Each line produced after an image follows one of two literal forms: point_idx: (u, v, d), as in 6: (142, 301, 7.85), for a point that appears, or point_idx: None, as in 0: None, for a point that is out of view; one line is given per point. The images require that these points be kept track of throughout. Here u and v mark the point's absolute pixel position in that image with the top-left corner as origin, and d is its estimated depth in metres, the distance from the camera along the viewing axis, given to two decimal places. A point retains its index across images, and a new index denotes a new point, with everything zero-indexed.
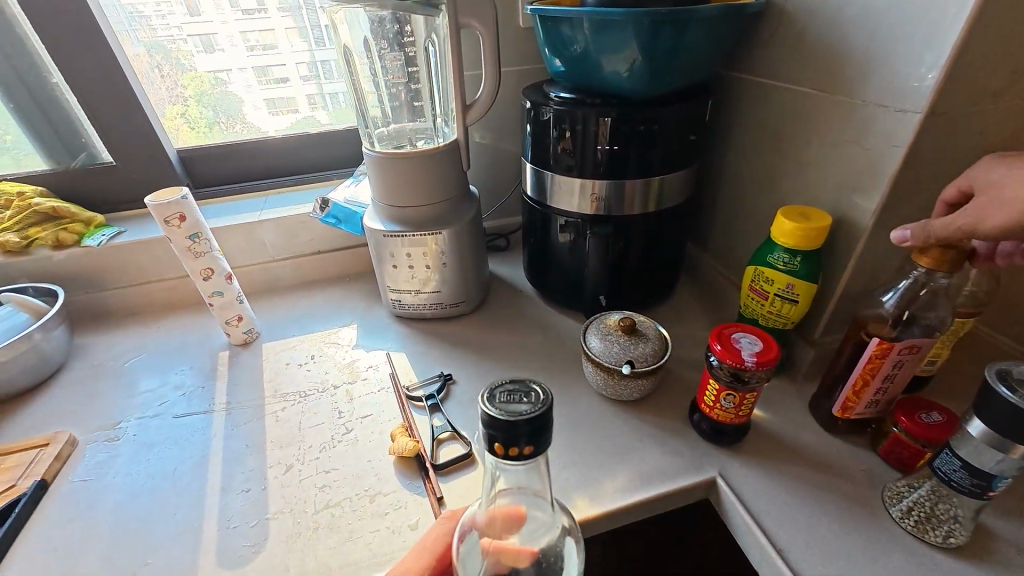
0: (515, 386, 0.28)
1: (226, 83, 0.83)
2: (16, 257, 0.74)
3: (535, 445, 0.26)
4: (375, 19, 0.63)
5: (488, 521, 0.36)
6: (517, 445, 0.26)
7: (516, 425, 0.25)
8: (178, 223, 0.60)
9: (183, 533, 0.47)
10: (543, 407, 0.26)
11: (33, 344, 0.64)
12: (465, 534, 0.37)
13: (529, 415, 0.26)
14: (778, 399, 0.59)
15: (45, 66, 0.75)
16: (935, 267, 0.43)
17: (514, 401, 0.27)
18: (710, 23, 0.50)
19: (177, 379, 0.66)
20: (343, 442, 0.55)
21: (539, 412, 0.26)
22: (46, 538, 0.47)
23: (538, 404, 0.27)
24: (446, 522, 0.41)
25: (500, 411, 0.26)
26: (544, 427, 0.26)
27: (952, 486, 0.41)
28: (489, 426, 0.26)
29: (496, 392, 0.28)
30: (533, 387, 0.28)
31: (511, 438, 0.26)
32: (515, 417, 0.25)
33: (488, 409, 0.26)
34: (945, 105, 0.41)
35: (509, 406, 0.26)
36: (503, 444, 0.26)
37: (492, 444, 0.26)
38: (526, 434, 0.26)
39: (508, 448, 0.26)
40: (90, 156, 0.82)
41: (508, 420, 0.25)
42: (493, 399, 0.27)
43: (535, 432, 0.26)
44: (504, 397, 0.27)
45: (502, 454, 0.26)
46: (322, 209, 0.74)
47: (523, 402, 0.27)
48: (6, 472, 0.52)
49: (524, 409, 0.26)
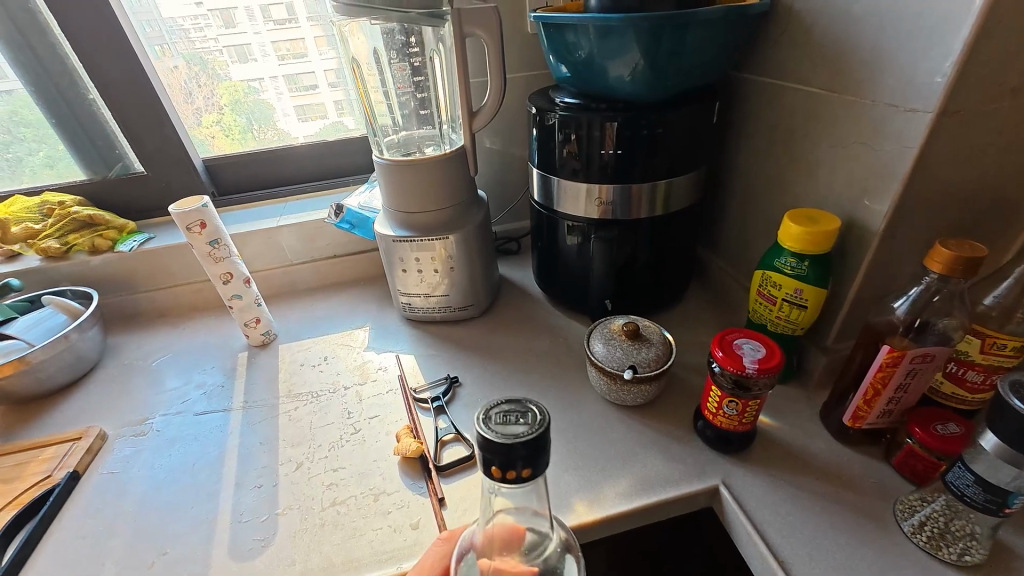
0: (512, 407, 0.28)
1: (259, 92, 0.87)
2: (56, 262, 0.79)
3: (532, 467, 0.27)
4: (385, 31, 0.65)
5: (486, 541, 0.36)
6: (514, 468, 0.26)
7: (513, 448, 0.26)
8: (200, 230, 0.63)
9: (200, 525, 0.49)
10: (540, 429, 0.27)
11: (70, 343, 0.68)
12: (463, 555, 0.37)
13: (526, 438, 0.26)
14: (787, 407, 0.57)
15: (84, 83, 0.80)
16: (948, 274, 0.41)
17: (510, 422, 0.27)
18: (713, 25, 0.50)
19: (200, 378, 0.70)
20: (351, 441, 0.57)
21: (537, 433, 0.26)
22: (75, 526, 0.50)
23: (536, 425, 0.27)
24: (445, 543, 0.41)
25: (497, 434, 0.27)
26: (541, 448, 0.27)
27: (967, 503, 0.39)
28: (487, 449, 0.27)
29: (492, 414, 0.28)
30: (530, 406, 0.29)
31: (509, 462, 0.26)
32: (512, 440, 0.26)
33: (485, 432, 0.27)
34: (957, 104, 0.40)
35: (505, 428, 0.27)
36: (500, 467, 0.27)
37: (489, 467, 0.27)
38: (523, 456, 0.26)
39: (505, 471, 0.27)
40: (124, 166, 0.87)
41: (505, 443, 0.26)
42: (489, 420, 0.28)
43: (532, 454, 0.26)
44: (500, 418, 0.28)
45: (500, 477, 0.27)
46: (336, 214, 0.76)
47: (519, 423, 0.27)
48: (43, 463, 0.56)
49: (521, 431, 0.27)
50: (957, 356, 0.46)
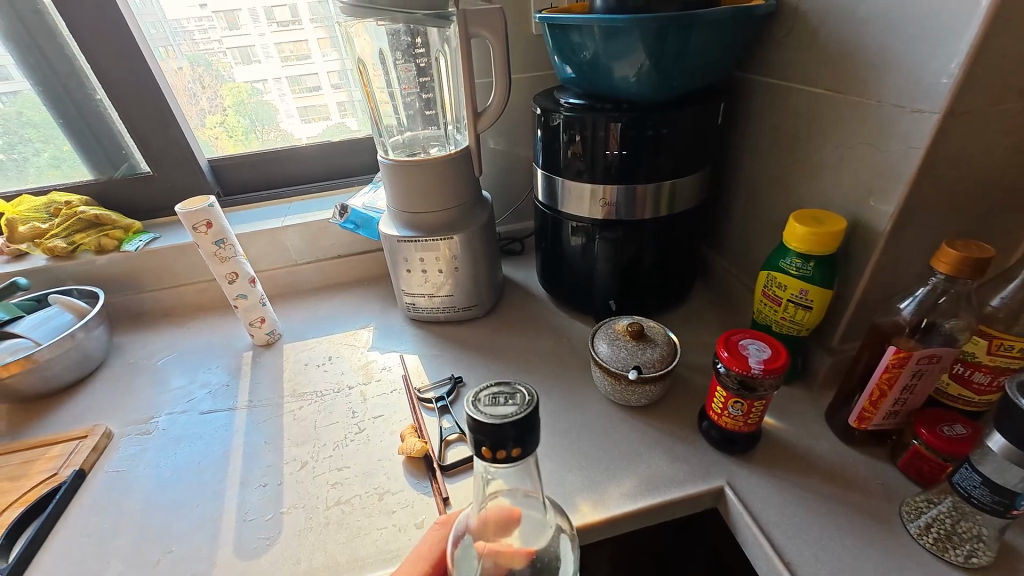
0: (500, 389, 0.28)
1: (262, 93, 0.87)
2: (62, 262, 0.79)
3: (522, 446, 0.27)
4: (390, 32, 0.65)
5: (481, 524, 0.36)
6: (504, 448, 0.27)
7: (503, 428, 0.26)
8: (205, 229, 0.63)
9: (205, 523, 0.50)
10: (529, 409, 0.27)
11: (76, 342, 0.68)
12: (459, 538, 0.37)
13: (515, 418, 0.26)
14: (792, 408, 0.57)
15: (91, 84, 0.80)
16: (954, 273, 0.41)
17: (499, 403, 0.27)
18: (719, 25, 0.50)
19: (205, 377, 0.70)
20: (355, 440, 0.57)
21: (525, 413, 0.27)
22: (81, 524, 0.51)
23: (524, 405, 0.27)
24: (441, 528, 0.41)
25: (486, 415, 0.27)
26: (530, 428, 0.27)
27: (974, 504, 0.39)
28: (476, 430, 0.27)
29: (481, 395, 0.28)
30: (518, 387, 0.29)
31: (498, 442, 0.26)
32: (502, 420, 0.26)
33: (475, 414, 0.26)
34: (964, 104, 0.40)
35: (495, 409, 0.27)
36: (490, 448, 0.27)
37: (480, 447, 0.27)
38: (513, 436, 0.26)
39: (496, 452, 0.27)
40: (130, 167, 0.87)
41: (495, 424, 0.26)
42: (478, 402, 0.27)
43: (522, 434, 0.27)
44: (489, 400, 0.28)
45: (490, 457, 0.27)
46: (341, 214, 0.77)
47: (509, 403, 0.27)
48: (49, 461, 0.56)
49: (511, 411, 0.27)
50: (963, 358, 0.46)
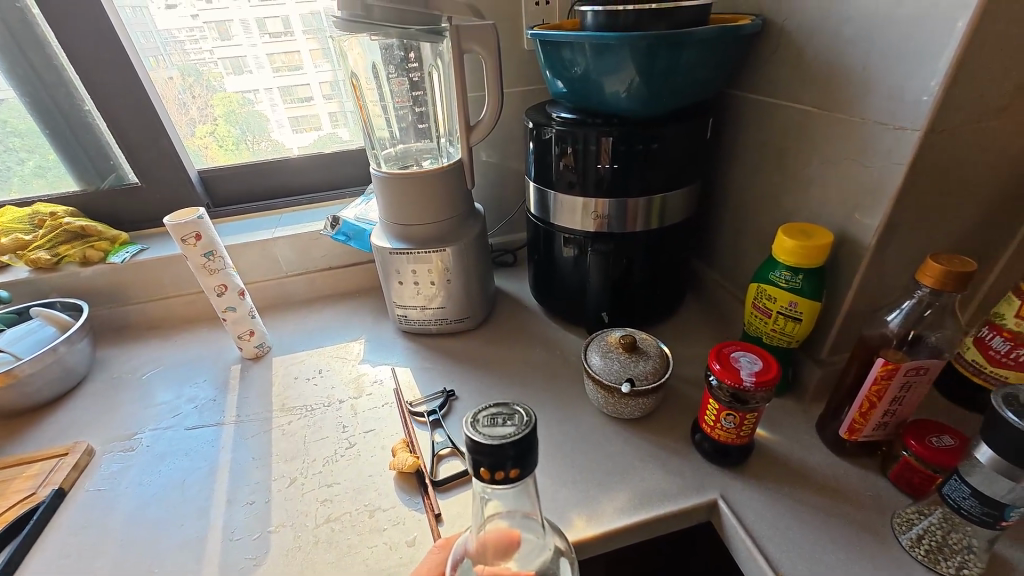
0: (499, 410, 0.29)
1: (253, 103, 0.87)
2: (46, 273, 0.78)
3: (521, 467, 0.27)
4: (384, 46, 0.66)
5: (480, 548, 0.36)
6: (503, 469, 0.26)
7: (502, 448, 0.26)
8: (194, 241, 0.63)
9: (188, 543, 0.48)
10: (527, 429, 0.27)
11: (58, 356, 0.67)
12: (459, 562, 0.37)
13: (514, 438, 0.26)
14: (784, 420, 0.57)
15: (79, 95, 0.79)
16: (936, 287, 0.42)
17: (498, 424, 0.27)
18: (706, 45, 0.51)
19: (192, 391, 0.69)
20: (345, 456, 0.56)
21: (524, 434, 0.26)
22: (59, 545, 0.49)
23: (523, 426, 0.27)
24: (440, 551, 0.41)
25: (484, 435, 0.27)
26: (529, 448, 0.27)
27: (963, 516, 0.40)
28: (475, 451, 0.26)
29: (480, 416, 0.28)
30: (516, 408, 0.29)
31: (497, 462, 0.26)
32: (501, 440, 0.26)
33: (473, 435, 0.26)
34: (944, 123, 0.41)
35: (493, 430, 0.27)
36: (489, 469, 0.26)
37: (478, 468, 0.27)
38: (511, 457, 0.26)
39: (495, 472, 0.26)
40: (118, 177, 0.86)
41: (494, 444, 0.26)
42: (477, 423, 0.28)
43: (521, 455, 0.26)
44: (487, 421, 0.28)
45: (488, 478, 0.27)
46: (332, 226, 0.76)
47: (507, 424, 0.27)
48: (27, 480, 0.55)
49: (509, 432, 0.27)
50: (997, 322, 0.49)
